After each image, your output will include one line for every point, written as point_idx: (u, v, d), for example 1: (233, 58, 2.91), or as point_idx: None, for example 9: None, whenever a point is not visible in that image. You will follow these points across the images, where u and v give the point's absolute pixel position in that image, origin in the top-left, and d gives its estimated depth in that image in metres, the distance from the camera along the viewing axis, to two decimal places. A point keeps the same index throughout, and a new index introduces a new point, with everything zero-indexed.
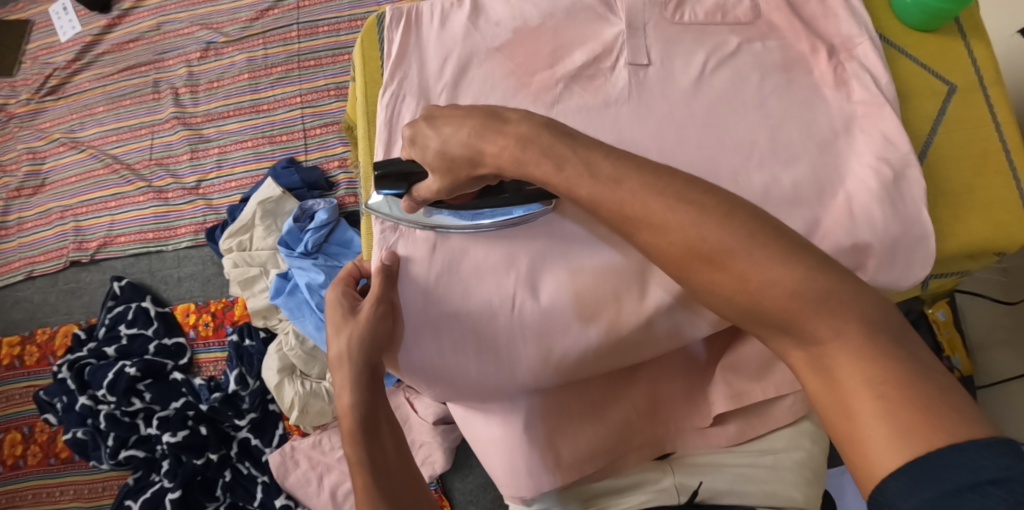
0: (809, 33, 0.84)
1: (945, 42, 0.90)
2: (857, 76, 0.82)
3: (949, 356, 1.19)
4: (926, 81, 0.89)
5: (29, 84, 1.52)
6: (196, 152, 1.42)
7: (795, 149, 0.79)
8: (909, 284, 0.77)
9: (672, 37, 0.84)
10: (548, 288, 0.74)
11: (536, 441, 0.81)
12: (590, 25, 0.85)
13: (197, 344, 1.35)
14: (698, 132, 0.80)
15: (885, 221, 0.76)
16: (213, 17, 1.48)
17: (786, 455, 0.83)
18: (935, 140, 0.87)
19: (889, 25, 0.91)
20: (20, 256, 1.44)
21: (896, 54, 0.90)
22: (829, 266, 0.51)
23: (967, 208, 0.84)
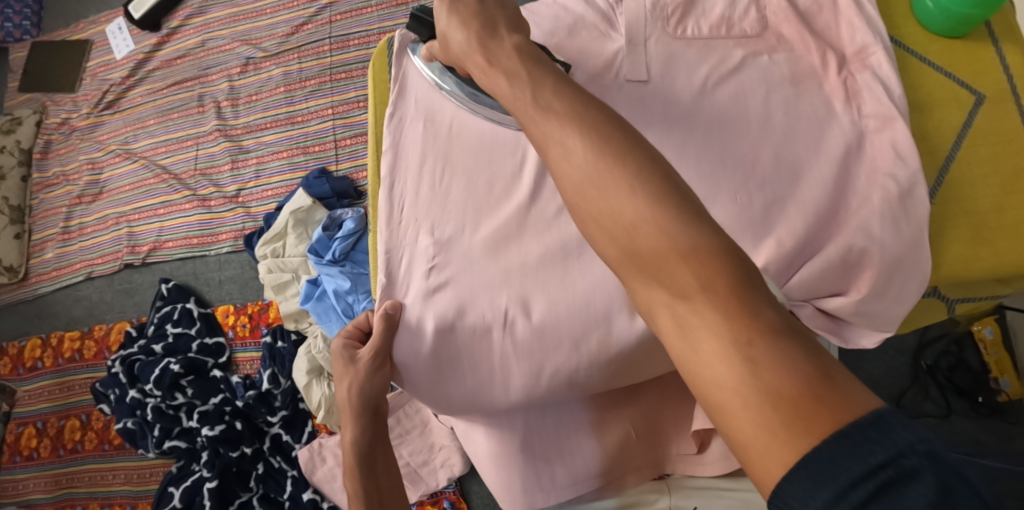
0: (819, 43, 0.74)
1: (974, 48, 0.75)
2: (869, 88, 0.72)
3: (997, 378, 1.17)
4: (951, 91, 0.74)
5: (89, 99, 1.64)
6: (237, 162, 1.50)
7: (801, 168, 0.71)
8: (902, 313, 0.71)
9: (676, 54, 0.76)
10: (540, 306, 0.72)
11: (529, 456, 0.81)
12: (591, 44, 0.79)
13: (235, 344, 1.44)
14: (697, 150, 0.72)
15: (886, 238, 0.69)
16: (253, 33, 1.56)
17: None
18: (958, 154, 0.73)
19: (906, 30, 0.76)
20: (81, 258, 1.56)
21: (912, 62, 0.76)
22: (704, 219, 0.50)
23: (998, 228, 0.71)
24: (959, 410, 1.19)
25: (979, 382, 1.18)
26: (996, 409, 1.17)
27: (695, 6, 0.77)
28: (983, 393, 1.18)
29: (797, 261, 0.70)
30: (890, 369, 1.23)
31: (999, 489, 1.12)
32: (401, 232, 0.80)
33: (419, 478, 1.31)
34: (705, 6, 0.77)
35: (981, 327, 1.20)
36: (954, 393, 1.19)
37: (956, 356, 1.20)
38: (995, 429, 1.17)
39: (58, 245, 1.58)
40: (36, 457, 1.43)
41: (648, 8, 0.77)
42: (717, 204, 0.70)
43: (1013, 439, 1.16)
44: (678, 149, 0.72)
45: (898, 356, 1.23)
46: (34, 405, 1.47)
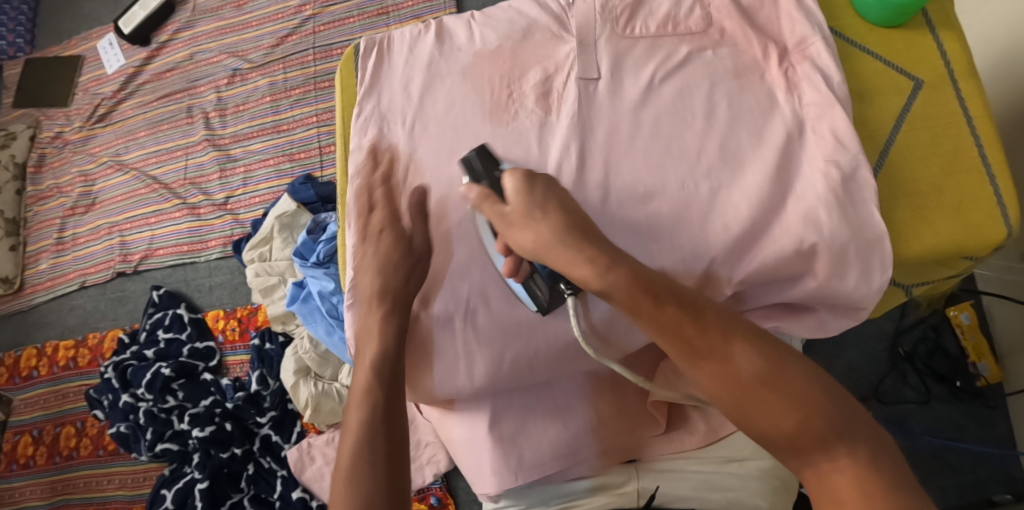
0: (759, 36, 0.78)
1: (912, 38, 0.79)
2: (808, 78, 0.76)
3: (976, 362, 1.19)
4: (889, 79, 0.78)
5: (82, 114, 1.68)
6: (225, 170, 1.54)
7: (743, 156, 0.74)
8: (877, 292, 0.71)
9: (622, 52, 0.80)
10: (499, 295, 0.76)
11: (501, 441, 0.83)
12: (545, 47, 0.82)
13: (225, 348, 1.47)
14: (647, 142, 0.76)
15: (831, 227, 0.71)
16: (239, 45, 1.61)
17: (752, 462, 0.85)
18: (897, 139, 0.76)
19: (846, 22, 0.80)
20: (75, 268, 1.60)
21: (853, 51, 0.79)
22: (831, 394, 0.60)
23: (936, 208, 0.74)
24: (939, 395, 1.21)
25: (957, 366, 1.21)
26: (975, 393, 1.19)
27: (642, 7, 0.81)
28: (962, 378, 1.20)
29: (747, 243, 0.73)
30: (869, 356, 1.25)
31: (982, 472, 1.16)
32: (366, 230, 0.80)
33: None
34: (652, 5, 0.81)
35: (958, 312, 1.22)
36: (932, 379, 1.21)
37: (934, 342, 1.23)
38: (973, 412, 1.19)
39: (52, 255, 1.62)
40: (32, 464, 1.46)
41: (598, 9, 0.81)
42: (666, 193, 0.74)
43: (993, 422, 1.18)
44: (631, 141, 0.76)
45: (875, 343, 1.25)
46: (30, 413, 1.51)
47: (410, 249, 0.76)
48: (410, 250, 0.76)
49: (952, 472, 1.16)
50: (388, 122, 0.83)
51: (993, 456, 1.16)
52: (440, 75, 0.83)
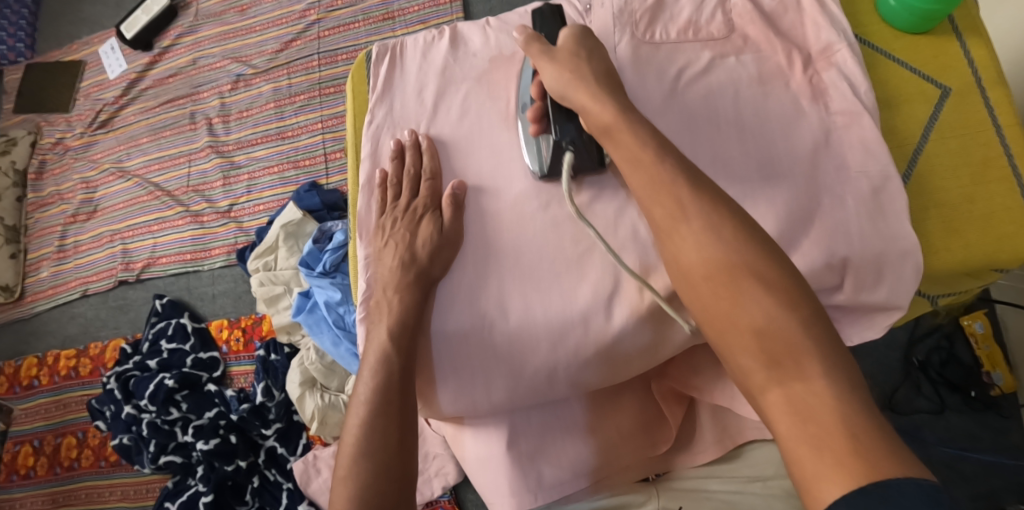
0: (784, 42, 0.76)
1: (940, 43, 0.76)
2: (835, 86, 0.74)
3: (989, 371, 1.18)
4: (916, 87, 0.76)
5: (83, 119, 1.66)
6: (229, 178, 1.52)
7: (769, 167, 0.71)
8: (905, 303, 0.69)
9: (644, 59, 0.76)
10: (517, 309, 0.72)
11: (520, 459, 0.78)
12: None
13: (229, 358, 1.45)
14: None
15: (863, 236, 0.69)
16: (242, 51, 1.58)
17: (777, 482, 0.80)
18: (925, 148, 0.74)
19: (873, 28, 0.78)
20: (76, 276, 1.57)
21: (880, 59, 0.77)
22: (812, 321, 0.56)
23: (967, 219, 0.72)
24: (952, 405, 1.19)
25: (971, 375, 1.19)
26: (989, 403, 1.17)
27: (663, 11, 0.78)
28: (976, 387, 1.18)
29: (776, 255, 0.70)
30: (882, 365, 1.23)
31: (996, 482, 1.13)
32: (377, 244, 0.78)
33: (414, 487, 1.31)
34: (673, 11, 0.78)
35: (971, 321, 1.20)
36: (946, 388, 1.19)
37: (947, 351, 1.21)
38: (988, 423, 1.17)
39: (53, 263, 1.60)
40: (33, 476, 1.44)
41: (615, 14, 0.78)
42: None
43: (1006, 431, 1.16)
44: None
45: (890, 353, 1.23)
46: (30, 423, 1.48)
47: (422, 266, 0.73)
48: (421, 266, 0.73)
49: (965, 483, 1.14)
50: (402, 130, 0.81)
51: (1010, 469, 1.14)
52: (456, 81, 0.81)
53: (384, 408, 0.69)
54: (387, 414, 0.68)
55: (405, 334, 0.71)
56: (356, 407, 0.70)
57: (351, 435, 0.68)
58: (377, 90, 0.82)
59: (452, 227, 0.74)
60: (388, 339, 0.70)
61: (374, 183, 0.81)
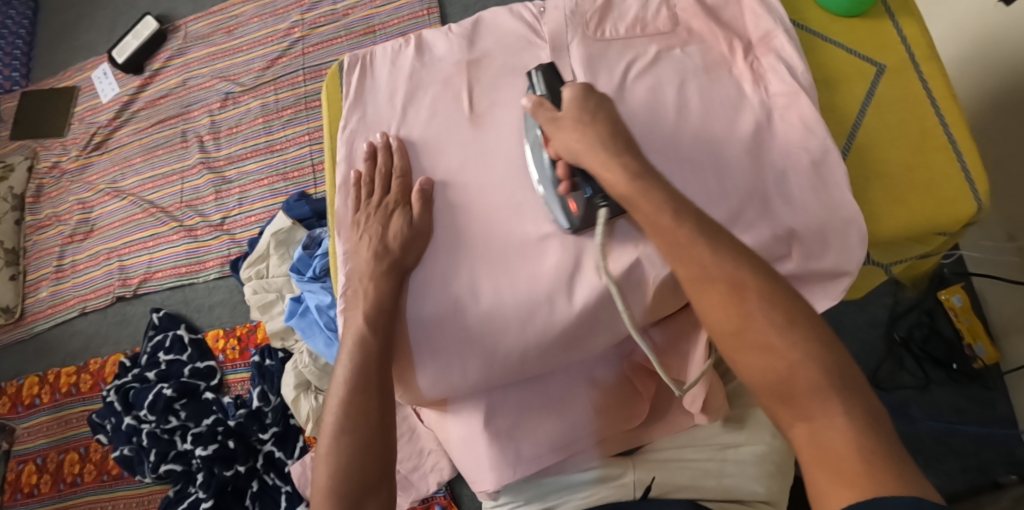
0: (725, 32, 0.79)
1: (874, 24, 0.82)
2: (773, 69, 0.76)
3: (972, 344, 1.19)
4: (853, 66, 0.81)
5: (78, 143, 1.71)
6: (220, 192, 1.57)
7: (719, 148, 0.74)
8: (854, 267, 0.72)
9: (596, 54, 0.79)
10: (488, 291, 0.72)
11: (498, 435, 0.81)
12: (521, 53, 0.81)
13: (226, 367, 1.49)
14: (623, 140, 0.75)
15: (805, 205, 0.73)
16: (230, 70, 1.64)
17: (747, 448, 0.86)
18: (865, 121, 0.79)
19: (809, 14, 0.83)
20: (74, 295, 1.62)
21: (818, 42, 0.82)
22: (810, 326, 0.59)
23: (908, 186, 0.76)
24: (936, 379, 1.21)
25: (953, 349, 1.21)
26: (973, 375, 1.19)
27: (613, 10, 0.81)
28: (958, 360, 1.20)
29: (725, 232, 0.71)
30: (867, 345, 1.25)
31: (986, 454, 1.15)
32: (354, 238, 0.78)
33: (410, 484, 1.34)
34: (622, 9, 0.81)
35: (950, 295, 1.22)
36: (930, 363, 1.22)
37: (928, 326, 1.23)
38: (972, 395, 1.19)
39: (52, 283, 1.64)
40: (37, 492, 1.46)
41: (568, 16, 0.80)
42: None
43: (993, 403, 1.18)
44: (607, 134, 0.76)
45: (872, 330, 1.25)
46: (33, 441, 1.51)
47: (394, 257, 0.73)
48: (393, 257, 0.73)
49: (956, 456, 1.16)
50: (374, 133, 0.81)
51: (996, 438, 1.16)
52: (425, 88, 0.81)
53: (364, 387, 0.70)
54: (366, 391, 0.69)
55: (381, 317, 0.72)
56: (337, 385, 0.71)
57: (331, 415, 0.69)
58: (349, 95, 0.83)
59: (423, 220, 0.75)
60: (365, 323, 0.71)
61: (350, 183, 0.81)
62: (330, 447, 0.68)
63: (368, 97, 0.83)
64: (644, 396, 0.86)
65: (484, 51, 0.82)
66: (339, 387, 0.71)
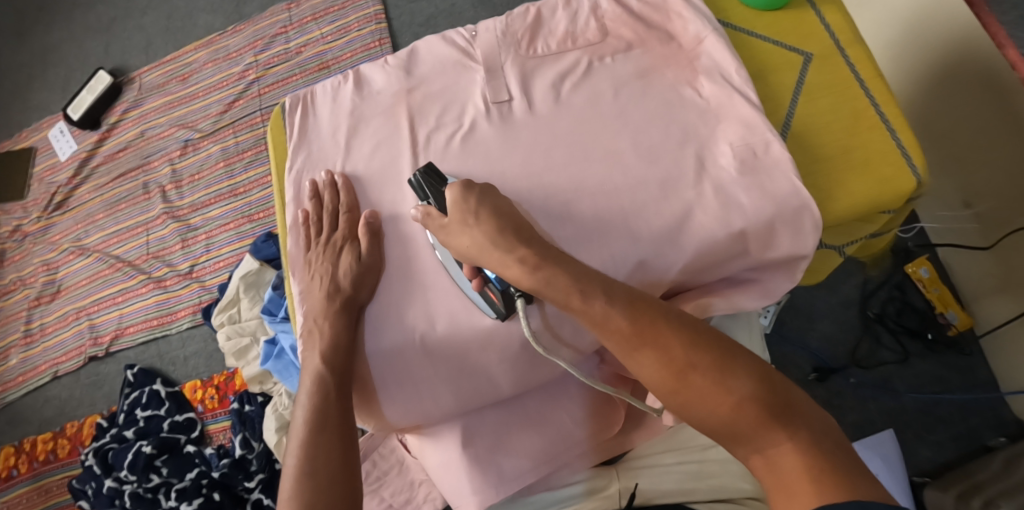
0: (654, 37, 0.78)
1: (795, 15, 0.82)
2: (707, 73, 0.75)
3: (943, 312, 1.19)
4: (781, 56, 0.80)
5: (38, 204, 1.68)
6: (187, 240, 1.55)
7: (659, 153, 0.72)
8: (813, 252, 0.69)
9: (530, 71, 0.79)
10: (444, 316, 0.71)
11: (477, 460, 0.79)
12: (456, 77, 0.81)
13: (206, 417, 1.45)
14: (563, 152, 0.74)
15: (753, 204, 0.69)
16: (188, 117, 1.63)
17: (728, 446, 0.84)
18: (797, 111, 0.77)
19: (734, 12, 0.83)
20: (45, 359, 1.58)
21: (744, 38, 0.82)
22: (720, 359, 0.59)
23: (845, 168, 0.74)
24: (914, 351, 1.21)
25: (926, 319, 1.21)
26: (950, 343, 1.19)
27: (542, 27, 0.81)
28: (932, 330, 1.20)
29: (676, 234, 0.70)
30: (841, 325, 1.25)
31: (973, 420, 1.16)
32: (307, 277, 0.78)
33: None
34: (551, 26, 0.81)
35: (916, 268, 1.21)
36: (906, 335, 1.22)
37: (900, 300, 1.23)
38: (951, 363, 1.20)
39: (21, 349, 1.60)
40: None
41: (499, 36, 0.81)
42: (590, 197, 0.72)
43: (973, 369, 1.18)
44: (548, 142, 0.75)
45: (845, 311, 1.26)
46: None
47: (346, 295, 0.73)
48: (346, 295, 0.73)
49: (944, 425, 1.17)
50: (321, 170, 0.81)
51: (981, 403, 1.17)
52: (365, 119, 0.81)
53: (324, 426, 0.71)
54: (326, 430, 0.70)
55: (338, 355, 0.72)
56: (298, 428, 0.71)
57: (293, 458, 0.69)
58: (292, 136, 0.83)
59: (371, 253, 0.74)
60: (321, 363, 0.72)
61: (298, 224, 0.81)
62: (291, 495, 0.66)
63: (313, 134, 0.83)
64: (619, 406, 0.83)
65: (421, 79, 0.82)
66: (301, 429, 0.71)
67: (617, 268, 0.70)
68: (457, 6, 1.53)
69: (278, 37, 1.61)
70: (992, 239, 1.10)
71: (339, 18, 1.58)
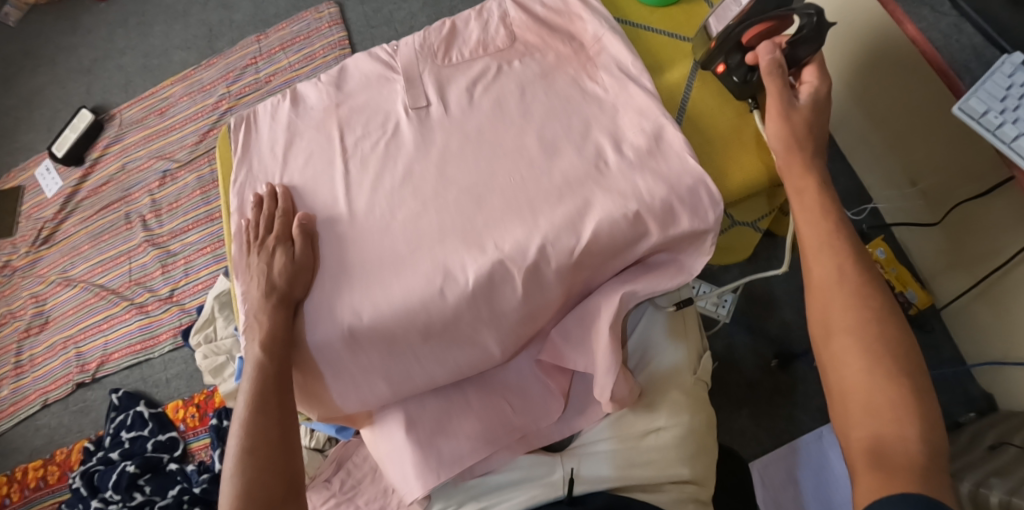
0: (557, 42, 0.85)
1: (689, 10, 0.88)
2: (606, 69, 0.82)
3: (903, 291, 1.17)
4: (676, 48, 0.87)
5: (27, 239, 1.75)
6: (167, 266, 1.60)
7: (560, 145, 0.78)
8: (715, 228, 0.75)
9: (445, 79, 0.84)
10: (369, 308, 0.75)
11: (417, 445, 0.84)
12: (380, 88, 0.86)
13: (188, 435, 1.49)
14: (475, 150, 0.80)
15: (649, 188, 0.74)
16: (166, 148, 1.70)
17: (666, 430, 0.84)
18: (693, 95, 0.83)
19: (631, 9, 0.89)
20: (35, 389, 1.63)
21: (641, 33, 0.88)
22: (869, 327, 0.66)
23: (740, 146, 0.81)
24: None
25: None
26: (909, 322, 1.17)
27: (457, 38, 0.87)
28: None
29: (579, 218, 0.74)
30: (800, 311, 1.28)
31: (941, 396, 1.15)
32: (249, 279, 0.82)
33: None
34: (465, 35, 0.87)
35: (873, 249, 1.20)
36: None
37: None
38: (914, 341, 1.19)
39: (12, 380, 1.65)
40: None
41: (417, 49, 0.86)
42: (497, 189, 0.77)
43: (937, 346, 1.17)
44: (461, 139, 0.80)
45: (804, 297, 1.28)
46: None
47: (282, 290, 0.77)
48: (281, 291, 0.77)
49: None
50: (259, 183, 0.86)
51: (947, 378, 1.16)
52: (300, 134, 0.87)
53: (264, 408, 0.76)
54: (266, 413, 0.75)
55: (278, 345, 0.76)
56: (240, 409, 0.76)
57: (235, 438, 0.75)
58: (236, 150, 0.89)
59: (304, 254, 0.78)
60: (261, 352, 0.76)
61: (242, 231, 0.85)
62: (235, 469, 0.73)
63: (253, 149, 0.89)
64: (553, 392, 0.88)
65: (349, 93, 0.87)
66: (243, 411, 0.76)
67: (523, 254, 0.74)
68: (415, 29, 1.62)
69: (248, 68, 1.69)
70: (941, 214, 1.11)
71: (305, 46, 1.66)
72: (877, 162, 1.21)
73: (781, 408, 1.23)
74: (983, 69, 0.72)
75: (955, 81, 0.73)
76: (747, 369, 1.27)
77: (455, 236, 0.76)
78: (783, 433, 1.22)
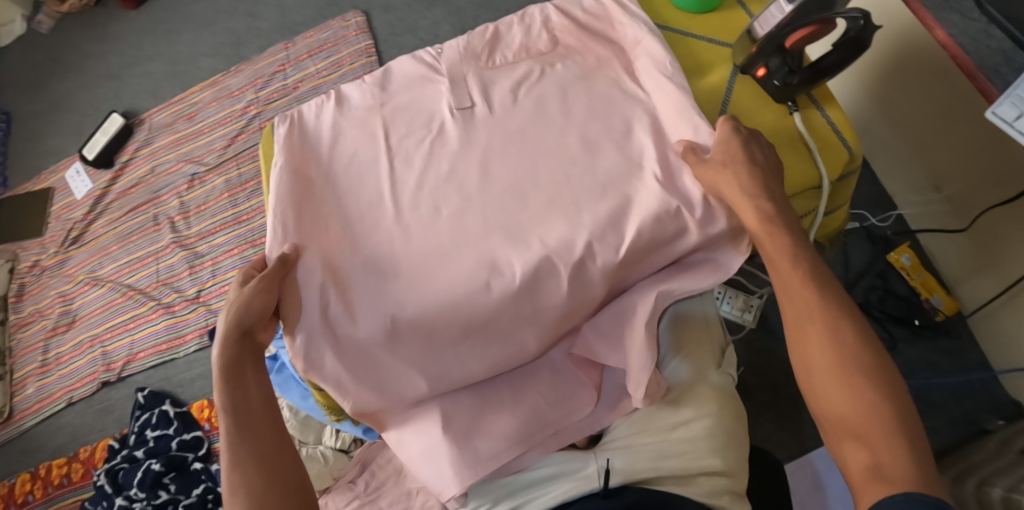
0: (597, 47, 0.88)
1: (726, 15, 0.92)
2: (646, 71, 0.85)
3: (928, 298, 1.20)
4: (716, 51, 0.90)
5: (55, 240, 1.78)
6: (194, 267, 1.63)
7: (600, 144, 0.81)
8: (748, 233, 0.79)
9: (489, 81, 0.88)
10: (416, 303, 0.78)
11: (455, 440, 0.85)
12: (425, 88, 0.89)
13: (212, 435, 1.50)
14: (519, 149, 0.82)
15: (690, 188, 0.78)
16: (194, 152, 1.74)
17: (696, 423, 0.85)
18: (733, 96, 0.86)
19: (671, 15, 0.92)
20: (59, 387, 1.64)
21: (681, 37, 0.91)
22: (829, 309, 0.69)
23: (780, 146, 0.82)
24: (901, 336, 1.20)
25: (912, 305, 1.21)
26: (936, 327, 1.19)
27: (499, 43, 0.91)
28: (919, 315, 1.20)
29: (622, 216, 0.78)
30: None
31: (969, 404, 1.15)
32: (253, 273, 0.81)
33: None
34: (507, 40, 0.91)
35: (898, 255, 1.22)
36: (890, 322, 1.21)
37: (882, 287, 1.22)
38: (943, 347, 1.19)
39: (37, 378, 1.67)
40: None
41: (461, 52, 0.90)
42: (540, 187, 0.80)
43: (963, 352, 1.18)
44: (506, 138, 0.83)
45: None
46: None
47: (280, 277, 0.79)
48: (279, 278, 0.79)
49: (940, 410, 1.16)
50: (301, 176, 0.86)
51: (975, 385, 1.16)
52: (345, 133, 0.89)
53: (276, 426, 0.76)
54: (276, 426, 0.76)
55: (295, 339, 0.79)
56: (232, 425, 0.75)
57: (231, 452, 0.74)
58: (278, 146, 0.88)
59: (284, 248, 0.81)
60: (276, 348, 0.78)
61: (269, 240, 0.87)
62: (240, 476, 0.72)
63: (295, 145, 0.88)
64: (585, 388, 0.90)
65: (391, 95, 0.90)
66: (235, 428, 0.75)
67: (569, 250, 0.76)
68: (440, 37, 1.65)
69: (277, 75, 1.73)
70: (966, 220, 1.13)
71: (332, 54, 1.70)
72: (902, 171, 1.23)
73: (808, 413, 1.24)
74: (1014, 74, 0.74)
75: (986, 85, 0.75)
76: (772, 374, 1.28)
77: (500, 235, 0.78)
78: (808, 439, 1.23)
